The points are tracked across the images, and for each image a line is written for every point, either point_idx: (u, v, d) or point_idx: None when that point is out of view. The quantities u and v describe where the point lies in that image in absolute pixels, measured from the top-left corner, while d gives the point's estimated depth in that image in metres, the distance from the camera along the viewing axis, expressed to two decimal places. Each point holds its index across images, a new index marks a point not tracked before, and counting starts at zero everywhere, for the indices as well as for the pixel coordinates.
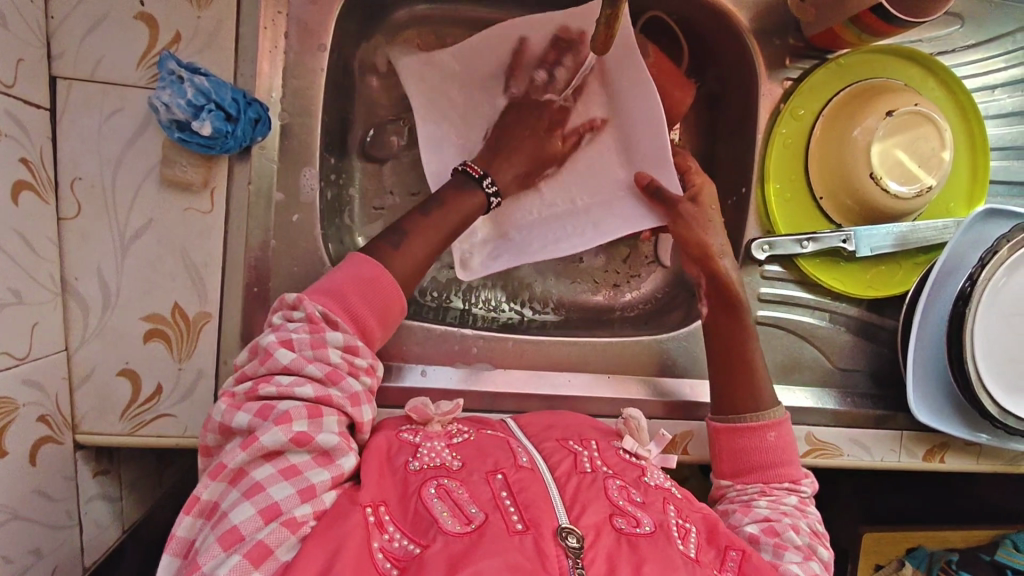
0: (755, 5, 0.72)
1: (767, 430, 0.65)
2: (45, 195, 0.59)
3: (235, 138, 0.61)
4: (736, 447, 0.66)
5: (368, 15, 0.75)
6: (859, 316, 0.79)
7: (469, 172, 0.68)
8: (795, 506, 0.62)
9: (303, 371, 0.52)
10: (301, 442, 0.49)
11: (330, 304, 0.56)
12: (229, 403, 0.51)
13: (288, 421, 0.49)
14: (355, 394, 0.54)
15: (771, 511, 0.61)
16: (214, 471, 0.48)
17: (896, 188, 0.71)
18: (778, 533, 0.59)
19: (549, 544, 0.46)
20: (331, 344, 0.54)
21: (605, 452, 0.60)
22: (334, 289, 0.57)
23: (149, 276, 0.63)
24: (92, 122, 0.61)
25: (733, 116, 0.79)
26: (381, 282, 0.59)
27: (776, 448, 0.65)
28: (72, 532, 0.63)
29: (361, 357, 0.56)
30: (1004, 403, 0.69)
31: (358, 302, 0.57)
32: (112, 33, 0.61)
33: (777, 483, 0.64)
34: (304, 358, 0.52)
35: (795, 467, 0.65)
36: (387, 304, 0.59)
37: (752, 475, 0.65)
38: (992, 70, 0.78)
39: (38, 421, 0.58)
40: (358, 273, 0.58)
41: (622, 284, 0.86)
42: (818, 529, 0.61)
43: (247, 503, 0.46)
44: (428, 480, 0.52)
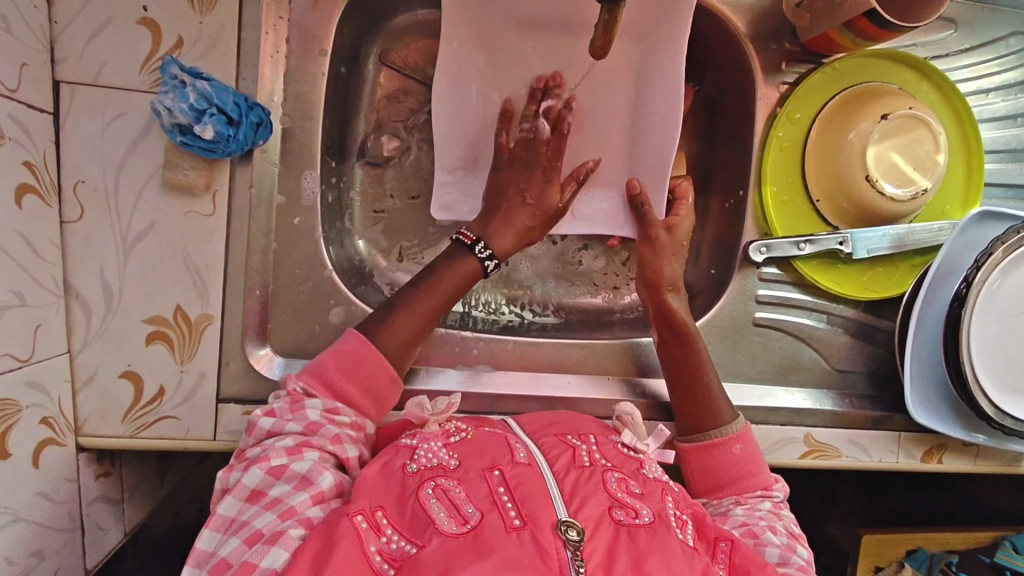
0: (751, 10, 0.73)
1: (732, 444, 0.65)
2: (49, 198, 0.59)
3: (237, 142, 0.62)
4: (706, 466, 0.66)
5: (369, 21, 0.75)
6: (857, 317, 0.79)
7: (463, 240, 0.68)
8: (770, 510, 0.62)
9: (283, 430, 0.56)
10: (279, 475, 0.53)
11: (312, 380, 0.60)
12: (224, 475, 0.55)
13: (266, 461, 0.54)
14: (336, 435, 0.57)
15: (748, 516, 0.61)
16: (208, 524, 0.51)
17: (892, 190, 0.71)
18: (757, 534, 0.58)
19: (548, 537, 0.46)
20: (310, 407, 0.58)
21: (603, 445, 0.60)
22: (318, 365, 0.61)
23: (152, 278, 0.63)
24: (95, 126, 0.61)
25: (730, 119, 0.79)
26: (364, 359, 0.61)
27: (744, 458, 0.65)
28: (74, 534, 0.63)
29: (344, 414, 0.59)
30: (1001, 403, 0.69)
31: (340, 378, 0.60)
32: (116, 38, 0.61)
33: (750, 491, 0.64)
34: (282, 418, 0.57)
35: (767, 474, 0.65)
36: (371, 379, 0.61)
37: (726, 489, 0.65)
38: (985, 74, 0.79)
39: (40, 423, 0.58)
40: (342, 349, 0.62)
41: (621, 287, 0.86)
42: (795, 531, 0.61)
43: (235, 537, 0.48)
44: (426, 482, 0.52)
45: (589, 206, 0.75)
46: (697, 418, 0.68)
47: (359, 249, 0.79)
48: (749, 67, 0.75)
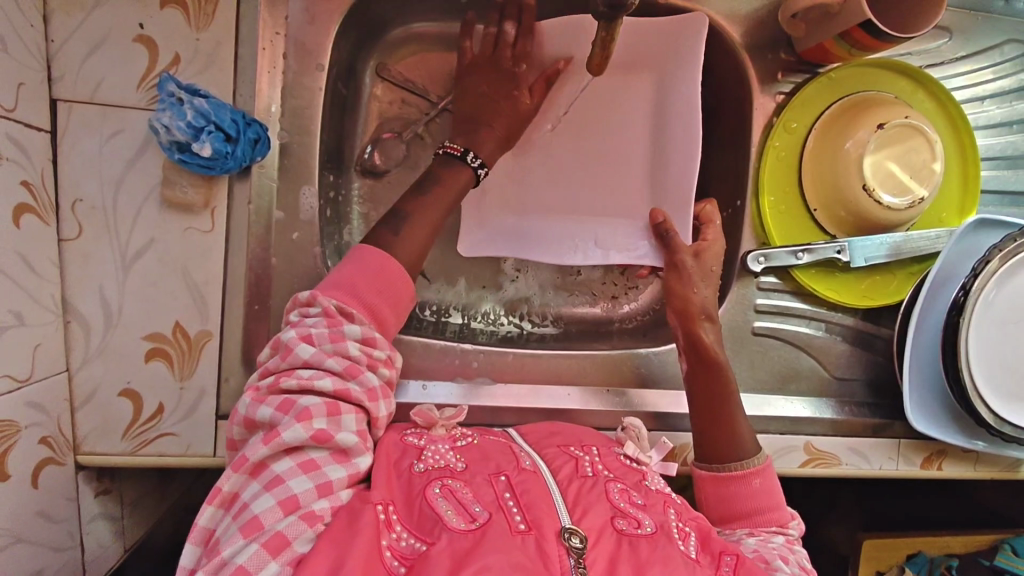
0: (747, 20, 0.73)
1: (753, 477, 0.65)
2: (46, 217, 0.59)
3: (235, 158, 0.62)
4: (722, 494, 0.65)
5: (365, 34, 0.75)
6: (855, 325, 0.79)
7: (451, 152, 0.66)
8: (782, 544, 0.61)
9: (323, 366, 0.52)
10: (323, 441, 0.49)
11: (343, 294, 0.55)
12: (252, 396, 0.51)
13: (310, 418, 0.49)
14: (373, 390, 0.54)
15: (759, 545, 0.60)
16: (236, 463, 0.48)
17: (889, 200, 0.72)
18: (767, 560, 0.57)
19: (551, 545, 0.47)
20: (349, 337, 0.53)
21: (606, 457, 0.60)
22: (344, 280, 0.56)
23: (150, 295, 0.63)
24: (93, 144, 0.61)
25: (727, 129, 0.80)
26: (392, 274, 0.58)
27: (762, 491, 0.64)
28: (74, 553, 0.63)
29: (379, 349, 0.55)
30: (1000, 411, 0.70)
31: (370, 294, 0.56)
32: (112, 56, 0.61)
33: (765, 525, 0.63)
34: (324, 353, 0.52)
35: (784, 511, 0.64)
36: (398, 295, 0.58)
37: (741, 521, 0.64)
38: (981, 81, 0.80)
39: (39, 443, 0.58)
40: (372, 267, 0.57)
41: (620, 296, 0.86)
42: (807, 565, 0.59)
43: (267, 497, 0.46)
44: (433, 481, 0.52)
45: (610, 235, 0.74)
46: (716, 425, 0.67)
47: None
48: (746, 77, 0.75)
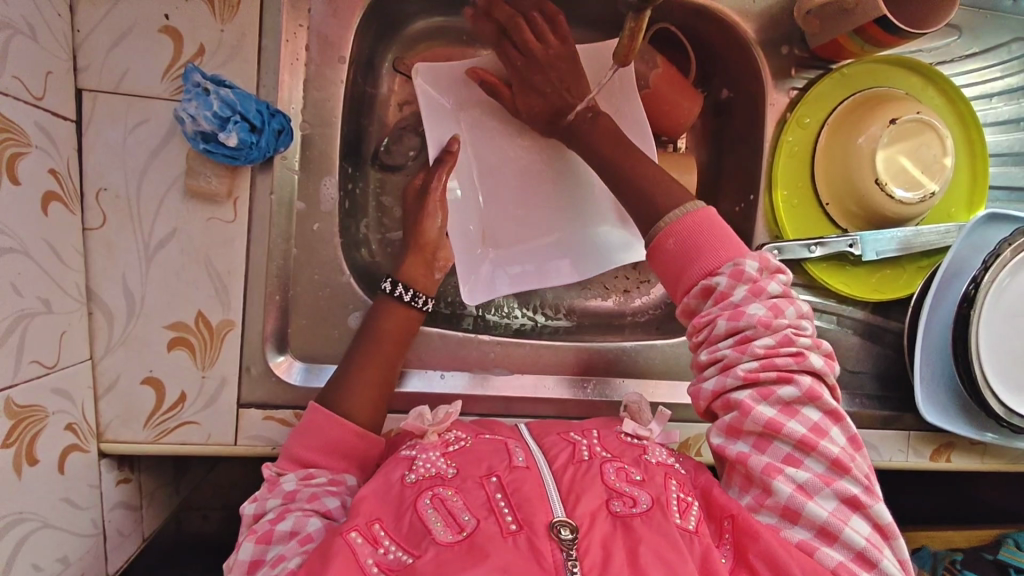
0: (762, 17, 0.74)
1: (664, 239, 0.60)
2: (72, 205, 0.59)
3: (259, 149, 0.62)
4: (661, 265, 0.61)
5: (383, 28, 0.76)
6: (865, 319, 0.80)
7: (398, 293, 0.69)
8: (728, 331, 0.55)
9: (264, 507, 0.56)
10: (268, 540, 0.52)
11: (284, 463, 0.60)
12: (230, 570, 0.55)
13: (254, 535, 0.53)
14: (314, 492, 0.57)
15: (717, 373, 0.56)
16: None
17: (901, 194, 0.73)
18: (738, 432, 0.55)
19: (543, 541, 0.47)
20: (283, 481, 0.58)
21: (606, 437, 0.61)
22: (287, 449, 0.61)
23: (173, 284, 0.63)
24: (118, 134, 0.62)
25: (739, 126, 0.81)
26: (321, 423, 0.61)
27: (685, 248, 0.59)
28: (97, 540, 0.63)
29: (318, 477, 0.58)
30: (1010, 403, 0.71)
31: (309, 451, 0.60)
32: (137, 46, 0.62)
33: (704, 315, 0.57)
34: (262, 500, 0.57)
35: (713, 257, 0.57)
36: (336, 437, 0.61)
37: (680, 289, 0.59)
38: (988, 79, 0.81)
39: (65, 429, 0.58)
40: (306, 433, 0.61)
41: (632, 290, 0.87)
42: (767, 351, 0.54)
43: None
44: (424, 492, 0.53)
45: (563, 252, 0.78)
46: (649, 226, 0.62)
47: (374, 253, 0.79)
48: (761, 73, 0.76)
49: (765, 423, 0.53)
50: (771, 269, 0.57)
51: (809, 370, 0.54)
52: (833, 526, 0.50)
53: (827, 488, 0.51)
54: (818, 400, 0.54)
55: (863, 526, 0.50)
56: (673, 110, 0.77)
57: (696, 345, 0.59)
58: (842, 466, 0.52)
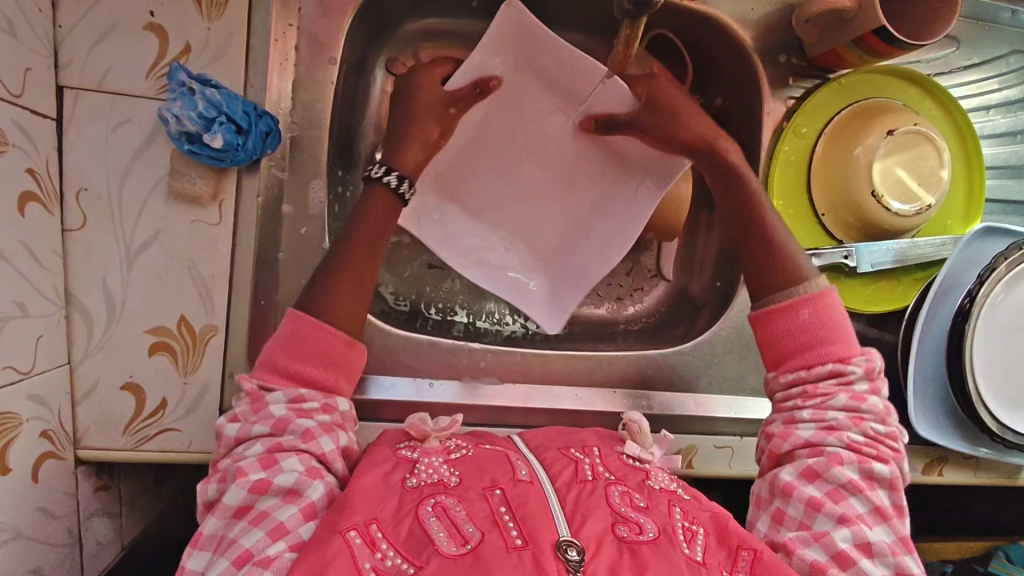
0: (760, 25, 0.74)
1: (802, 306, 0.62)
2: (51, 206, 0.58)
3: (246, 151, 0.61)
4: (771, 335, 0.64)
5: (377, 27, 0.75)
6: (860, 331, 0.80)
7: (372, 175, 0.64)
8: (845, 406, 0.59)
9: (251, 433, 0.53)
10: (263, 489, 0.50)
11: (265, 372, 0.56)
12: (207, 487, 0.53)
13: (243, 475, 0.51)
14: (309, 431, 0.54)
15: (817, 423, 0.59)
16: (194, 540, 0.50)
17: (897, 206, 0.72)
18: (819, 474, 0.57)
19: (549, 560, 0.45)
20: (274, 402, 0.54)
21: (607, 458, 0.60)
22: (267, 356, 0.57)
23: (156, 288, 0.62)
24: (99, 133, 0.60)
25: (735, 134, 0.80)
26: (308, 331, 0.57)
27: (818, 324, 0.62)
28: (73, 550, 0.61)
29: (309, 401, 0.55)
30: (1003, 419, 0.70)
31: (298, 362, 0.56)
32: (121, 43, 0.60)
33: (820, 385, 0.61)
34: (248, 425, 0.54)
35: (844, 346, 0.61)
36: (331, 350, 0.57)
37: (795, 359, 0.62)
38: (987, 91, 0.81)
39: (40, 436, 0.56)
40: (288, 329, 0.57)
41: (625, 298, 0.86)
42: (875, 433, 0.59)
43: (223, 558, 0.47)
44: (425, 499, 0.51)
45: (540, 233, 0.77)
46: (771, 290, 0.65)
47: None
48: (758, 82, 0.75)
49: (847, 481, 0.56)
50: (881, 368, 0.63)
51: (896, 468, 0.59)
52: None
53: (890, 556, 0.53)
54: (895, 490, 0.58)
55: None
56: None
57: (784, 404, 0.63)
58: (906, 545, 0.55)
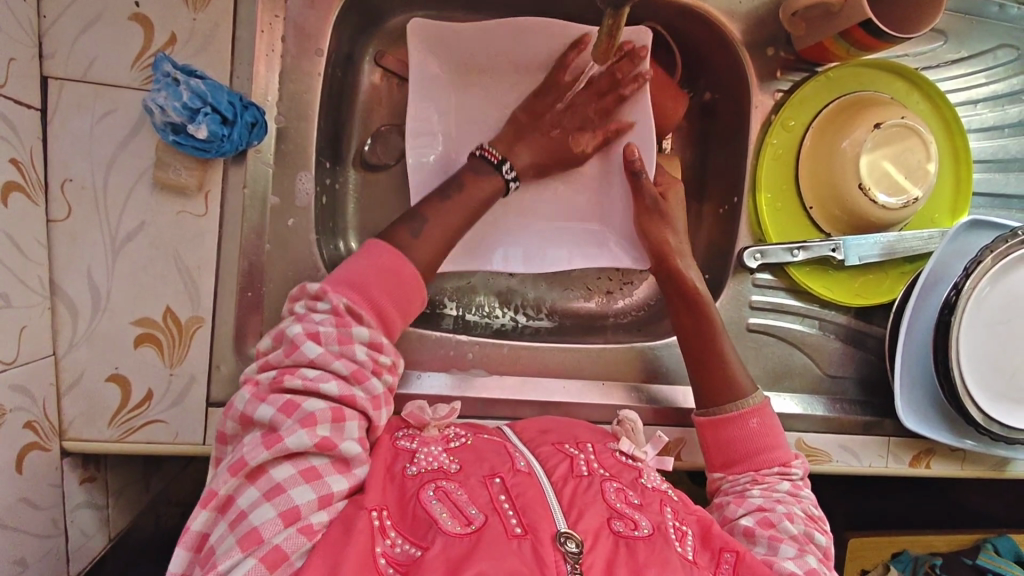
0: (748, 18, 0.74)
1: (750, 417, 0.66)
2: (35, 196, 0.58)
3: (231, 141, 0.61)
4: (721, 441, 0.67)
5: (365, 19, 0.74)
6: (847, 323, 0.80)
7: (487, 157, 0.69)
8: (788, 492, 0.64)
9: (329, 367, 0.52)
10: (329, 448, 0.49)
11: (355, 295, 0.56)
12: (253, 393, 0.51)
13: (313, 424, 0.49)
14: (377, 397, 0.54)
15: (765, 499, 0.63)
16: (233, 466, 0.48)
17: (884, 199, 0.72)
18: (773, 524, 0.60)
19: (548, 549, 0.46)
20: (356, 340, 0.54)
21: (602, 454, 0.60)
22: (359, 278, 0.57)
23: (142, 278, 0.62)
24: (85, 123, 0.60)
25: (724, 127, 0.80)
26: (407, 277, 0.59)
27: (765, 431, 0.66)
28: (58, 541, 0.61)
29: (384, 355, 0.56)
30: (989, 411, 0.71)
31: (383, 296, 0.58)
32: (106, 33, 0.60)
33: (767, 471, 0.65)
34: (330, 354, 0.53)
35: (785, 450, 0.66)
36: (409, 295, 0.59)
37: (742, 465, 0.66)
38: (974, 85, 0.81)
39: (24, 427, 0.56)
40: (380, 260, 0.59)
41: (615, 291, 0.86)
42: (812, 513, 0.63)
43: (268, 504, 0.46)
44: (427, 484, 0.51)
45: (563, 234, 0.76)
46: (715, 402, 0.68)
47: (353, 249, 0.78)
48: (746, 75, 0.75)
49: (795, 531, 0.60)
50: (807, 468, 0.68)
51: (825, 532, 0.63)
52: None
53: None
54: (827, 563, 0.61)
55: None
56: (656, 111, 0.76)
57: (731, 488, 0.66)
58: None
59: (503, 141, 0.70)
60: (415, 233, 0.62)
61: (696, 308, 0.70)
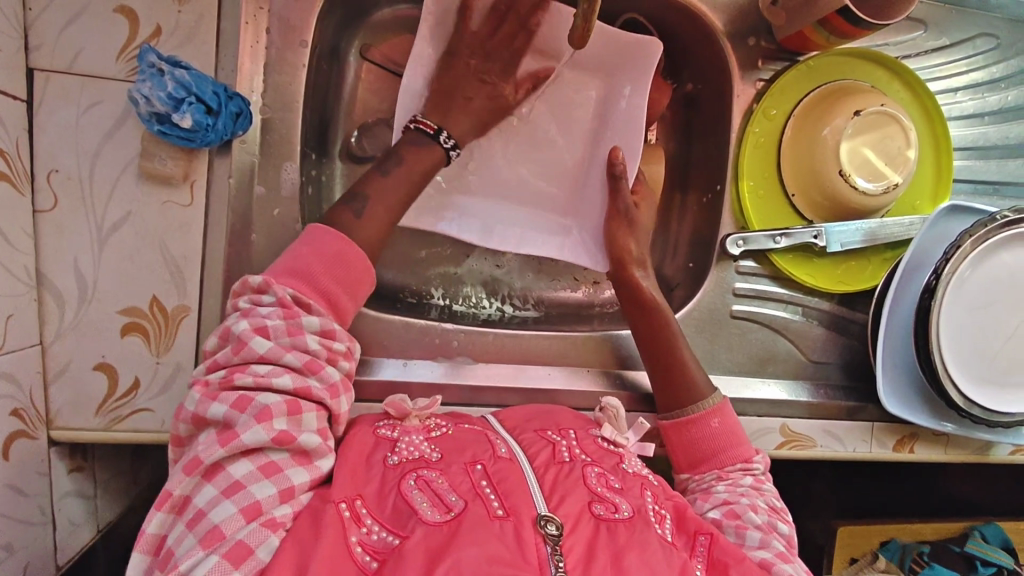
0: (729, 9, 0.74)
1: (711, 417, 0.67)
2: (21, 186, 0.58)
3: (216, 131, 0.61)
4: (686, 443, 0.68)
5: (350, 12, 0.75)
6: (831, 310, 0.81)
7: (424, 128, 0.65)
8: (751, 486, 0.64)
9: (281, 360, 0.52)
10: (288, 441, 0.50)
11: (301, 285, 0.56)
12: (203, 393, 0.51)
13: (269, 417, 0.49)
14: (333, 386, 0.54)
15: (730, 493, 0.64)
16: (187, 466, 0.48)
17: (864, 185, 0.73)
18: (739, 515, 0.61)
19: (528, 532, 0.47)
20: (307, 329, 0.54)
21: (583, 440, 0.60)
22: (304, 268, 0.57)
23: (128, 268, 0.62)
24: (70, 115, 0.60)
25: (707, 117, 0.81)
26: (352, 261, 0.59)
27: (725, 432, 0.67)
28: (45, 529, 0.62)
29: (338, 341, 0.56)
30: (970, 394, 0.72)
31: (328, 282, 0.58)
32: (92, 26, 0.61)
33: (731, 467, 0.66)
34: (281, 348, 0.53)
35: (745, 447, 0.67)
36: (356, 280, 0.59)
37: (707, 463, 0.67)
38: (954, 74, 0.82)
39: (11, 415, 0.57)
40: (330, 249, 0.58)
41: (601, 281, 0.87)
42: (776, 506, 0.64)
43: (229, 500, 0.47)
44: (407, 474, 0.52)
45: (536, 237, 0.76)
46: (679, 403, 0.69)
47: None
48: (726, 65, 0.76)
49: (758, 522, 0.61)
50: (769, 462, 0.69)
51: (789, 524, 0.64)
52: None
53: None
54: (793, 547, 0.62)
55: None
56: None
57: (699, 485, 0.67)
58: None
59: (437, 110, 0.66)
60: (357, 213, 0.62)
61: (654, 313, 0.71)
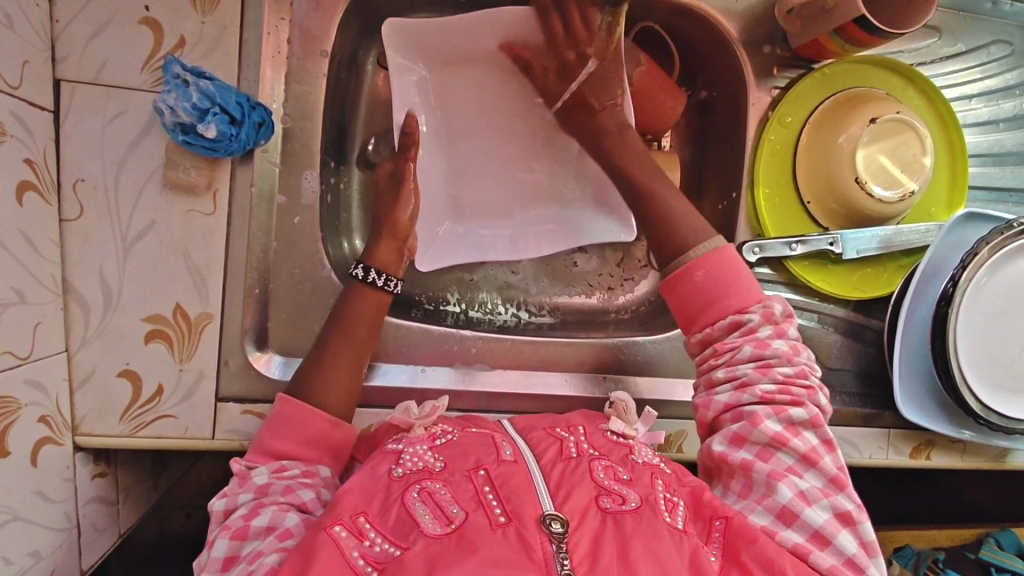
0: (745, 17, 0.75)
1: (695, 270, 0.64)
2: (48, 196, 0.59)
3: (239, 141, 0.62)
4: (678, 301, 0.65)
5: (368, 21, 0.76)
6: (846, 317, 0.81)
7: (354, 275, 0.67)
8: (751, 357, 0.60)
9: (236, 500, 0.55)
10: (244, 536, 0.52)
11: (254, 455, 0.59)
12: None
13: (227, 530, 0.53)
14: (289, 484, 0.56)
15: (731, 391, 0.61)
16: None
17: (881, 192, 0.73)
18: (744, 438, 0.58)
19: (532, 533, 0.46)
20: (256, 475, 0.57)
21: (592, 435, 0.61)
22: (258, 440, 0.60)
23: (152, 276, 0.63)
24: (96, 125, 0.61)
25: (722, 124, 0.81)
26: (296, 416, 0.60)
27: (713, 283, 0.64)
28: (71, 534, 0.63)
29: (290, 469, 0.58)
30: (987, 400, 0.72)
31: (282, 441, 0.60)
32: (117, 37, 0.61)
33: (728, 342, 0.62)
34: (234, 494, 0.56)
35: (739, 296, 0.63)
36: (313, 430, 0.60)
37: (701, 320, 0.64)
38: (969, 81, 0.82)
39: (38, 421, 0.57)
40: (277, 414, 0.60)
41: (615, 287, 0.87)
42: (785, 376, 0.60)
43: None
44: (411, 485, 0.52)
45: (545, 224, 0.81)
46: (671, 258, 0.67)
47: (357, 248, 0.79)
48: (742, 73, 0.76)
49: (771, 437, 0.57)
50: (777, 322, 0.62)
51: (815, 404, 0.61)
52: (827, 531, 0.53)
53: (825, 499, 0.55)
54: (817, 428, 0.59)
55: (851, 539, 0.54)
56: (654, 108, 0.77)
57: (704, 364, 0.64)
58: (839, 482, 0.57)
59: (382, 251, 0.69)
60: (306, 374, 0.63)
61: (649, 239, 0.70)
